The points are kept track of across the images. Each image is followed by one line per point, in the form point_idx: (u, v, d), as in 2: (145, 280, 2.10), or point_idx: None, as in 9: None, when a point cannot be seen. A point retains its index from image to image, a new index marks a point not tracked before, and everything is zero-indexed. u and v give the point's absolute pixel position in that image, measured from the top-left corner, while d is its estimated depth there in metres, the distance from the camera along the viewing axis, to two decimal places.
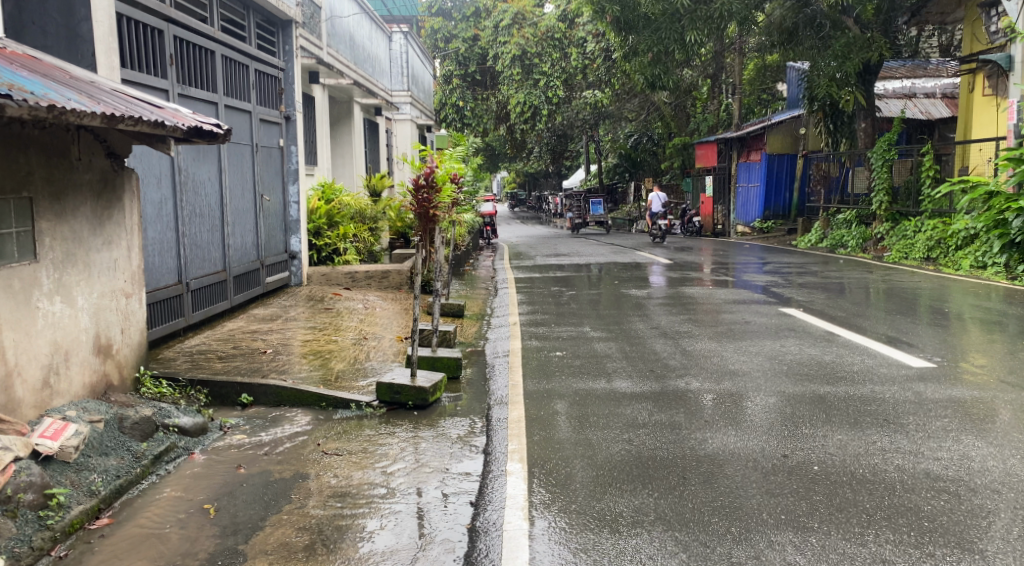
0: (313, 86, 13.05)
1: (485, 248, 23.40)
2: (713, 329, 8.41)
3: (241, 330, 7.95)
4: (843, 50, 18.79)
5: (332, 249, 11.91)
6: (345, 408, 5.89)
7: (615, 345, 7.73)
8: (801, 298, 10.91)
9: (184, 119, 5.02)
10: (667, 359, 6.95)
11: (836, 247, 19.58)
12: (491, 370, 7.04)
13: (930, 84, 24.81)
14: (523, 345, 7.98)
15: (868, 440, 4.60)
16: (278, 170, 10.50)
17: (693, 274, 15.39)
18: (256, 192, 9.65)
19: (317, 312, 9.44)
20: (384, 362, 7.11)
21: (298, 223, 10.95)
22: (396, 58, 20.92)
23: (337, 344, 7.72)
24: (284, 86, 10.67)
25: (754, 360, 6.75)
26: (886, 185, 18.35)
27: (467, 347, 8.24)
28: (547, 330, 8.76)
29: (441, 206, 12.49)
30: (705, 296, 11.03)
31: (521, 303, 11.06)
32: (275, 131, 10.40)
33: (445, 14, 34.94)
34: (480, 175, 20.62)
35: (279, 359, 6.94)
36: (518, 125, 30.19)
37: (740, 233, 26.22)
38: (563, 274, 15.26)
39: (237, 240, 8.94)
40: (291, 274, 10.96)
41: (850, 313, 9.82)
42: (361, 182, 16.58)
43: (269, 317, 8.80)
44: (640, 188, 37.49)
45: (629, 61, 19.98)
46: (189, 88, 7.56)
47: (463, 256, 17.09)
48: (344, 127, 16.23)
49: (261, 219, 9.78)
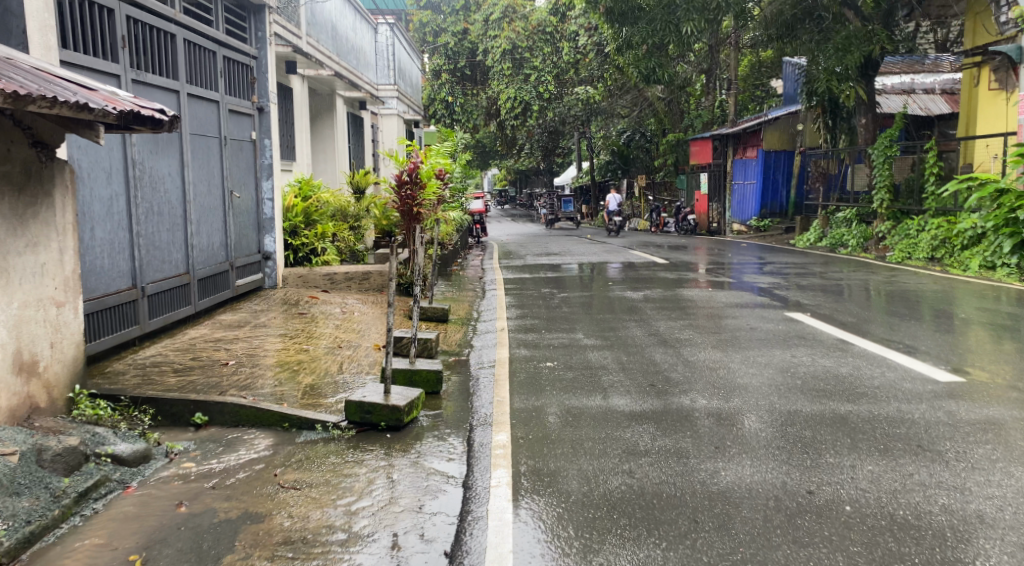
0: (291, 78, 12.47)
1: (475, 247, 22.85)
2: (716, 335, 7.83)
3: (204, 339, 7.36)
4: (843, 43, 18.23)
5: (309, 250, 11.24)
6: (311, 429, 5.29)
7: (611, 354, 7.14)
8: (805, 301, 10.33)
9: (120, 103, 4.46)
10: (668, 371, 6.37)
11: (835, 247, 19.05)
12: (475, 383, 6.43)
13: (929, 80, 24.30)
14: (512, 354, 7.38)
15: (906, 472, 4.01)
16: (249, 165, 9.92)
17: (690, 274, 14.84)
18: (225, 188, 9.09)
19: (290, 317, 8.85)
20: (358, 375, 6.51)
21: (272, 222, 10.38)
22: (382, 50, 20.31)
23: (307, 354, 7.12)
24: (256, 76, 10.10)
25: (764, 373, 6.17)
26: (888, 183, 17.84)
27: (450, 356, 7.64)
28: (537, 336, 8.16)
29: (426, 204, 11.90)
30: (705, 299, 10.46)
31: (509, 306, 10.50)
32: (246, 123, 9.82)
33: (435, 8, 34.34)
34: (469, 172, 20.02)
35: (241, 372, 6.33)
36: (509, 121, 29.61)
37: (735, 232, 25.70)
38: (554, 274, 14.70)
39: (202, 241, 8.38)
40: (265, 276, 10.39)
41: (860, 318, 9.25)
42: (344, 179, 15.98)
43: (238, 323, 8.20)
44: (633, 186, 36.97)
45: (623, 55, 19.43)
46: (144, 74, 6.99)
47: (450, 256, 16.51)
48: (326, 121, 15.61)
49: (230, 216, 9.21)
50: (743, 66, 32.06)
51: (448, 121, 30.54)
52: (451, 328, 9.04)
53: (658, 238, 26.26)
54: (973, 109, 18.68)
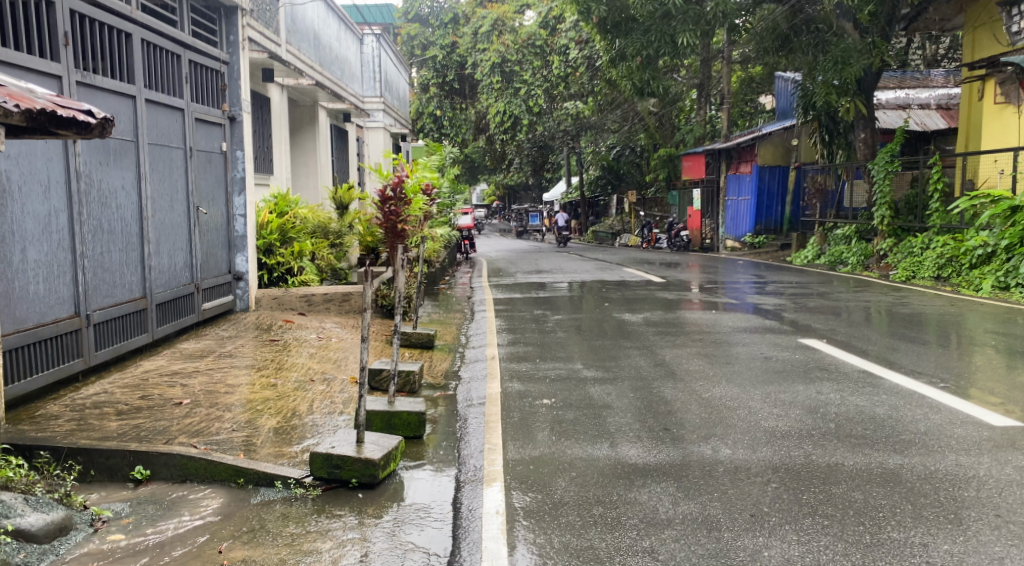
0: (267, 86, 11.73)
1: (464, 263, 22.18)
2: (729, 367, 7.11)
3: (159, 372, 6.57)
4: (846, 53, 17.49)
5: (284, 270, 10.41)
6: (269, 486, 4.53)
7: (615, 388, 6.39)
8: (817, 324, 9.63)
9: (32, 101, 3.77)
10: (683, 412, 5.65)
11: (835, 264, 18.38)
12: (464, 426, 5.63)
13: (924, 95, 23.84)
14: (503, 389, 6.58)
15: (993, 555, 3.30)
16: (219, 178, 9.17)
17: (688, 293, 14.17)
18: (190, 203, 8.33)
19: (261, 343, 8.10)
20: (329, 417, 5.73)
21: (245, 239, 9.61)
22: (367, 61, 19.57)
23: (274, 391, 6.32)
24: (227, 82, 9.35)
25: (792, 414, 5.44)
26: (889, 199, 17.12)
27: (435, 390, 6.85)
28: (532, 366, 7.41)
29: (411, 221, 11.14)
30: (710, 323, 9.75)
31: (500, 330, 9.76)
32: (215, 133, 9.06)
33: (422, 21, 33.64)
34: (458, 187, 19.29)
35: (196, 415, 5.53)
36: (498, 135, 28.92)
37: (730, 248, 25.05)
38: (546, 293, 13.99)
39: (162, 261, 7.60)
40: (236, 298, 9.63)
41: (878, 342, 8.56)
42: (326, 193, 15.20)
43: (199, 353, 7.41)
44: (624, 202, 36.42)
45: (615, 67, 18.77)
46: (91, 75, 6.26)
47: (437, 274, 15.76)
48: (307, 133, 14.84)
49: (196, 234, 8.45)
50: (734, 82, 31.63)
51: (437, 134, 30.23)
52: (438, 357, 8.25)
53: (651, 254, 25.66)
54: (975, 125, 18.13)
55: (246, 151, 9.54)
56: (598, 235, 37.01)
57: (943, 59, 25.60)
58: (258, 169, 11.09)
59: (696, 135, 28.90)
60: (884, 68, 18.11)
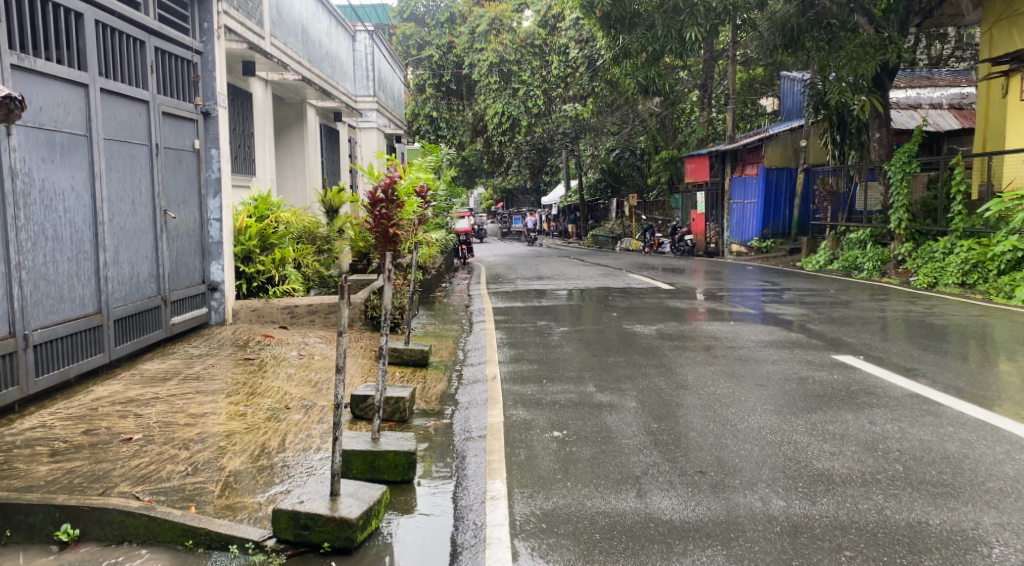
0: (248, 81, 10.94)
1: (462, 269, 21.40)
2: (761, 391, 6.29)
3: (111, 400, 5.74)
4: (860, 49, 16.46)
5: (265, 279, 9.58)
6: (224, 550, 3.72)
7: (635, 417, 5.57)
8: (848, 337, 8.85)
9: None
10: (718, 450, 4.83)
11: (850, 270, 17.58)
12: (462, 466, 4.81)
13: (936, 94, 23.04)
14: (506, 418, 5.75)
15: None
16: (190, 179, 8.37)
17: (699, 300, 13.39)
18: (157, 206, 7.53)
19: (235, 363, 7.27)
20: (305, 456, 4.92)
21: (220, 246, 8.80)
22: (359, 59, 18.75)
23: (242, 423, 5.49)
24: (200, 74, 8.54)
25: (848, 453, 4.63)
26: (906, 202, 16.31)
27: (429, 418, 6.03)
28: (538, 389, 6.58)
29: (403, 225, 10.34)
30: (730, 336, 8.93)
31: (501, 344, 8.94)
32: (186, 130, 8.26)
33: (418, 20, 32.84)
34: (455, 191, 18.40)
35: (144, 455, 4.71)
36: (496, 137, 28.03)
37: (735, 253, 24.27)
38: (547, 302, 13.19)
39: (122, 272, 6.80)
40: (211, 311, 8.82)
41: (917, 356, 7.75)
42: (315, 196, 14.38)
43: (163, 375, 6.59)
44: (624, 206, 35.69)
45: (620, 64, 18.06)
46: (27, 58, 5.48)
47: (433, 281, 14.95)
48: (295, 132, 14.03)
49: (163, 240, 7.64)
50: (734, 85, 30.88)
51: (433, 136, 29.17)
52: (432, 376, 7.42)
53: (655, 259, 24.83)
54: (995, 118, 17.33)
55: (221, 149, 8.74)
56: (598, 239, 36.20)
57: (952, 58, 24.85)
58: (238, 170, 10.29)
59: (699, 136, 28.09)
60: (901, 64, 17.22)
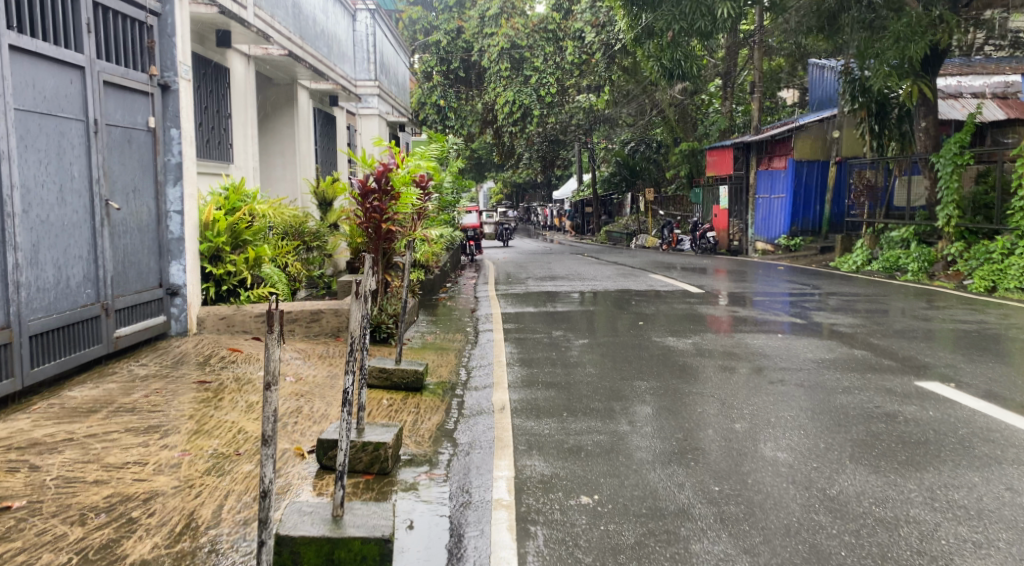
0: (223, 54, 9.65)
1: (469, 267, 20.11)
2: (843, 434, 4.93)
3: (6, 443, 4.45)
4: (908, 30, 15.02)
5: (238, 281, 8.29)
6: None
7: (686, 476, 4.25)
8: (922, 353, 7.50)
9: None
10: (812, 534, 3.50)
11: (892, 271, 16.11)
12: (458, 556, 3.47)
13: (977, 83, 21.29)
14: (517, 472, 4.41)
15: None
16: (144, 163, 7.09)
17: (732, 305, 12.06)
18: (97, 194, 6.25)
19: (187, 387, 5.96)
20: (244, 535, 3.60)
21: (181, 243, 7.54)
22: (360, 41, 17.49)
23: (170, 478, 4.17)
24: (156, 39, 7.26)
25: (1001, 547, 3.29)
26: (956, 197, 14.79)
27: (417, 467, 4.67)
28: (557, 427, 5.24)
29: (398, 220, 9.00)
30: (781, 353, 7.57)
31: (511, 361, 7.60)
32: (138, 105, 6.99)
33: (425, 5, 31.40)
34: (463, 184, 17.01)
35: (16, 538, 3.41)
36: (507, 127, 26.51)
37: (761, 251, 22.86)
38: (562, 306, 11.85)
39: (43, 275, 5.52)
40: (171, 319, 7.56)
41: (1016, 380, 6.40)
42: (306, 188, 13.07)
43: (90, 404, 5.29)
44: (639, 200, 34.33)
45: (643, 45, 16.72)
46: None
47: (436, 281, 13.63)
48: (285, 117, 12.73)
49: (105, 237, 6.37)
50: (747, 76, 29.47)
51: (440, 127, 27.38)
52: (428, 405, 6.10)
53: (674, 257, 23.36)
54: None
55: (183, 129, 7.46)
56: (613, 235, 34.83)
57: (993, 45, 23.30)
58: (209, 155, 9.00)
59: (721, 127, 26.64)
60: (951, 45, 15.78)
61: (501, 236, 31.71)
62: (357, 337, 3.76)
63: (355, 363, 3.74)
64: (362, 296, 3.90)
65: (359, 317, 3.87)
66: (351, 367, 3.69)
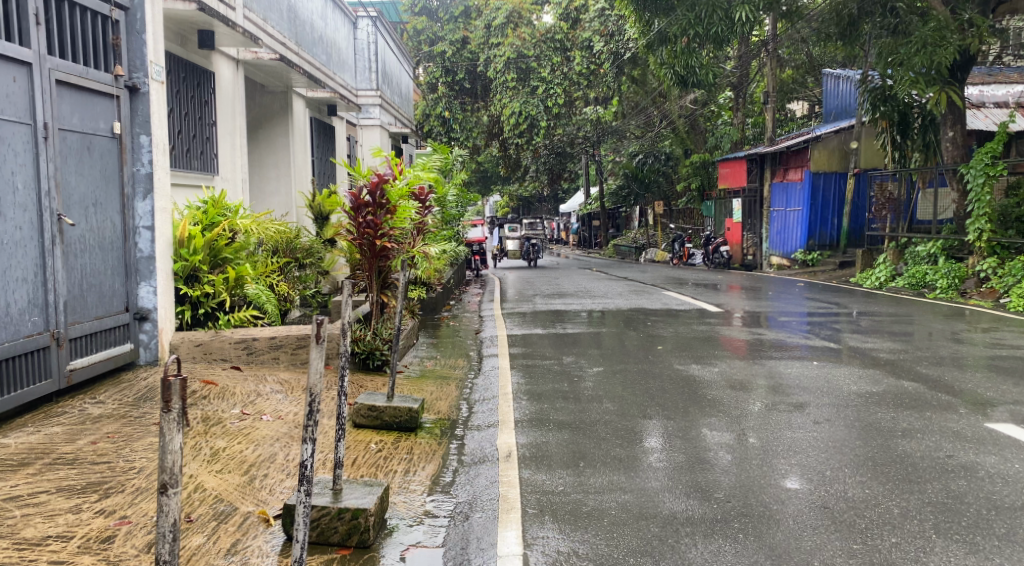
0: (206, 56, 8.92)
1: (473, 283, 19.27)
2: (918, 494, 4.11)
3: None
4: (935, 34, 14.16)
5: (217, 304, 7.52)
6: None
7: (737, 558, 3.44)
8: (981, 385, 6.64)
9: None
10: None
11: (919, 288, 15.25)
12: None
13: (1000, 92, 20.48)
14: (527, 551, 3.60)
15: None
16: (108, 174, 6.34)
17: (753, 326, 11.20)
18: (46, 207, 5.49)
19: (146, 431, 5.16)
20: None
21: (152, 262, 6.78)
22: (360, 49, 16.78)
23: (97, 560, 3.37)
24: (122, 35, 6.52)
25: None
26: (989, 210, 13.94)
27: (405, 538, 3.86)
28: (573, 484, 4.43)
29: (393, 236, 8.21)
30: (821, 385, 6.73)
31: (517, 394, 6.77)
32: (101, 108, 6.23)
33: (430, 15, 30.68)
34: (468, 196, 16.21)
35: None
36: (512, 139, 25.78)
37: (776, 266, 22.00)
38: (572, 327, 11.01)
39: None
40: (139, 348, 6.80)
41: None
42: (300, 200, 12.29)
43: (21, 455, 4.49)
44: (648, 214, 33.48)
45: (656, 52, 15.95)
46: None
47: (438, 299, 12.81)
48: (278, 126, 11.99)
49: (58, 257, 5.62)
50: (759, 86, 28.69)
51: (445, 139, 26.74)
52: (422, 450, 5.31)
53: (687, 272, 22.48)
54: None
55: (153, 136, 6.70)
56: (620, 249, 33.98)
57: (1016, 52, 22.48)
58: (186, 165, 8.26)
59: (732, 139, 25.84)
60: (981, 50, 14.95)
61: (532, 257, 25.94)
62: (317, 391, 3.03)
63: (316, 424, 3.02)
64: (323, 340, 3.18)
65: (320, 366, 3.18)
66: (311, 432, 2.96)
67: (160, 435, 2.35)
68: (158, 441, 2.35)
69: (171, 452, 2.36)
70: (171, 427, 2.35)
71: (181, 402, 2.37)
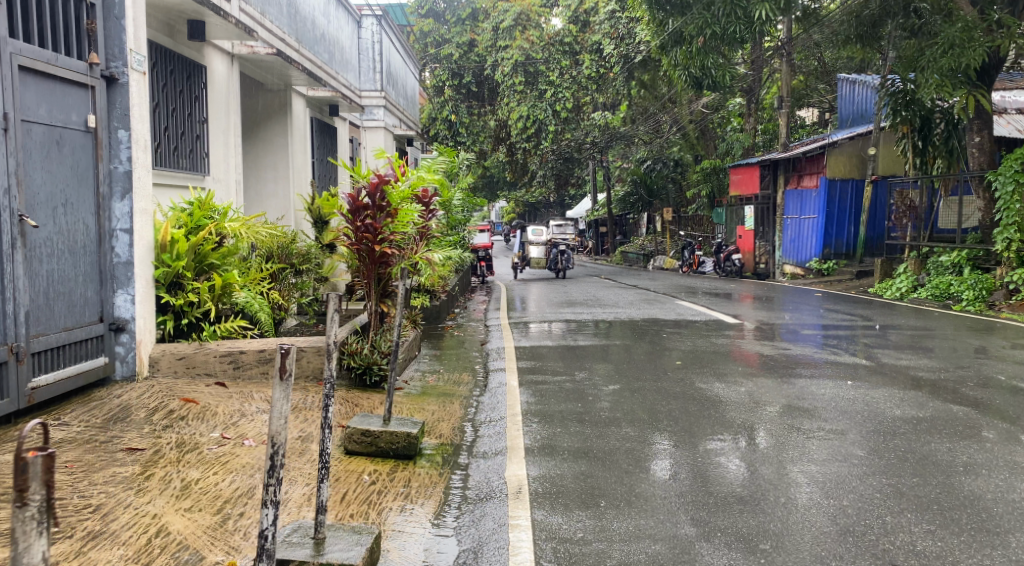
0: (198, 48, 8.37)
1: (478, 290, 18.69)
2: (1000, 549, 3.54)
3: None
4: (963, 35, 13.55)
5: (202, 313, 6.97)
6: None
7: None
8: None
9: None
10: None
11: (943, 299, 14.58)
12: None
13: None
14: None
15: None
16: (81, 172, 5.79)
17: (774, 339, 10.59)
18: (5, 207, 4.95)
19: (110, 459, 4.58)
20: None
21: (130, 268, 6.22)
22: (364, 49, 16.23)
23: None
24: (99, 20, 5.97)
25: None
26: (1019, 218, 13.30)
27: None
28: (594, 529, 3.88)
29: (393, 242, 7.66)
30: (860, 408, 6.15)
31: (527, 415, 6.19)
32: (73, 98, 5.68)
33: (437, 16, 30.08)
34: (475, 201, 15.63)
35: None
36: (520, 144, 25.39)
37: (790, 275, 21.37)
38: (582, 339, 10.39)
39: None
40: (115, 362, 6.25)
41: None
42: (298, 203, 11.74)
43: None
44: (657, 221, 32.86)
45: (670, 52, 15.38)
46: None
47: (442, 307, 12.23)
48: (276, 125, 11.44)
49: (17, 262, 5.06)
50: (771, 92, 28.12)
51: (451, 143, 25.98)
52: (421, 483, 4.75)
53: (698, 281, 21.84)
54: None
55: (132, 130, 6.14)
56: (628, 257, 33.37)
57: None
58: (172, 163, 7.71)
59: (744, 145, 25.25)
60: (1010, 52, 14.35)
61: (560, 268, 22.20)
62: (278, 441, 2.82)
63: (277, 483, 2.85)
64: (288, 376, 2.88)
65: (281, 407, 2.90)
66: (270, 495, 2.85)
67: (14, 545, 2.17)
68: (12, 552, 2.17)
69: (28, 560, 2.18)
70: (29, 531, 2.19)
71: (45, 493, 2.22)
